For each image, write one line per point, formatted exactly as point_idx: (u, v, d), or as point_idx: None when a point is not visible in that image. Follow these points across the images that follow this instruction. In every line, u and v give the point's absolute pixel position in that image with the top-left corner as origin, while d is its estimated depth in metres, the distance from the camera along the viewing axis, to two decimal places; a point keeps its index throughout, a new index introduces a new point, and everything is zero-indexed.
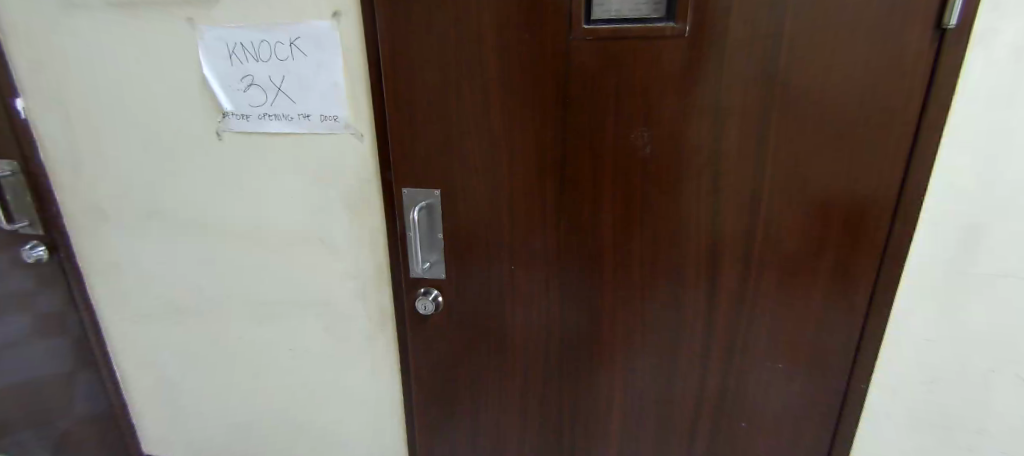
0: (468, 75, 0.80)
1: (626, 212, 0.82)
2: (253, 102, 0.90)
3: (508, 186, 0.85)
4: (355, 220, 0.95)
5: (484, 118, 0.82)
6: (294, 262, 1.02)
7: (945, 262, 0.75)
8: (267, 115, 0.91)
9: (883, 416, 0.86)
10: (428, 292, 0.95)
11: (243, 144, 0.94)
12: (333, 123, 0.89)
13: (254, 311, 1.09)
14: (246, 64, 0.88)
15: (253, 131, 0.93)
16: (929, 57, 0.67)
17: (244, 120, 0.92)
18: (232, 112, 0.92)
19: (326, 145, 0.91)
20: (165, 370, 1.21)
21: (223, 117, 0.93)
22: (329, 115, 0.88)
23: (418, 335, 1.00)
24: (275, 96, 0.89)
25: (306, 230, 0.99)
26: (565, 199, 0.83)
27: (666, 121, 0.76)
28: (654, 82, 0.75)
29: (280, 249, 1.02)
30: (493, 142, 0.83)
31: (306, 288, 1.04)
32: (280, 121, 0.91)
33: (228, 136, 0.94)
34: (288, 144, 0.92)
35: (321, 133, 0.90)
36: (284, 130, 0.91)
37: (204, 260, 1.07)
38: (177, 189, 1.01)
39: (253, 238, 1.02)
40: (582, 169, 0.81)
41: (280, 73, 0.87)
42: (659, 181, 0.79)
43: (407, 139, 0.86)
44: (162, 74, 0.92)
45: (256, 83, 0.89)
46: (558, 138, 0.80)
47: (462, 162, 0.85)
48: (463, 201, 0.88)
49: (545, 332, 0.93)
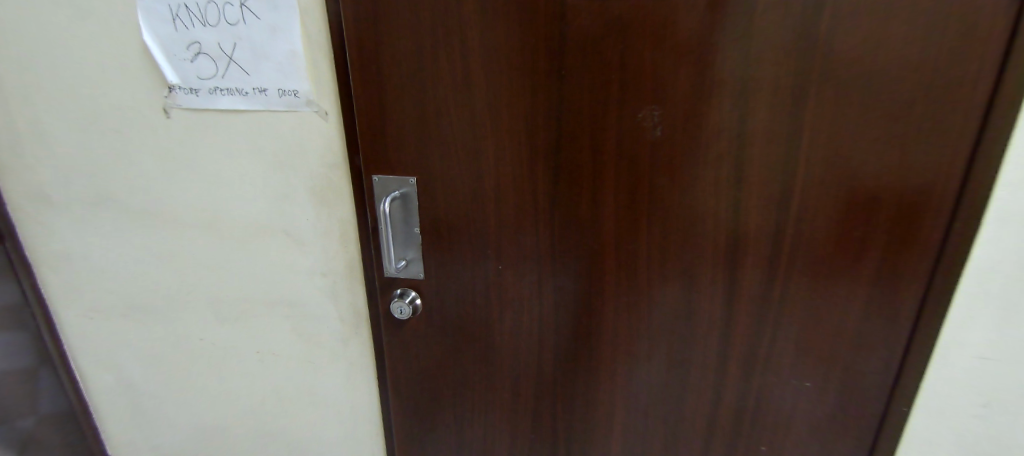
0: (445, 40, 0.67)
1: (633, 206, 0.70)
2: (202, 75, 0.78)
3: (494, 175, 0.73)
4: (322, 212, 0.84)
5: (465, 93, 0.69)
6: (257, 258, 0.91)
7: (1014, 269, 0.62)
8: (218, 89, 0.79)
9: (924, 443, 0.74)
10: (404, 294, 0.83)
11: (195, 123, 0.83)
12: (293, 99, 0.76)
13: (217, 310, 0.99)
14: (191, 29, 0.75)
15: (204, 107, 0.81)
16: (1012, 15, 0.53)
17: (193, 95, 0.80)
18: (179, 85, 0.80)
19: (287, 124, 0.79)
20: (127, 370, 1.11)
21: (169, 91, 0.81)
22: (287, 89, 0.76)
23: (395, 342, 0.89)
24: (226, 67, 0.77)
25: (268, 221, 0.87)
26: (560, 190, 0.71)
27: (681, 97, 0.64)
28: (664, 50, 0.63)
29: (241, 243, 0.91)
30: (477, 122, 0.70)
31: (272, 286, 0.93)
32: (233, 96, 0.79)
33: (178, 114, 0.83)
34: (245, 123, 0.81)
35: (280, 111, 0.78)
36: (240, 107, 0.79)
37: (160, 254, 0.96)
38: (125, 175, 0.90)
39: (212, 230, 0.91)
40: (581, 155, 0.69)
41: (231, 40, 0.74)
42: (669, 167, 0.67)
43: (378, 118, 0.74)
44: (101, 42, 0.80)
45: (204, 52, 0.76)
46: (551, 118, 0.68)
47: (440, 145, 0.73)
48: (442, 192, 0.76)
49: (537, 340, 0.82)
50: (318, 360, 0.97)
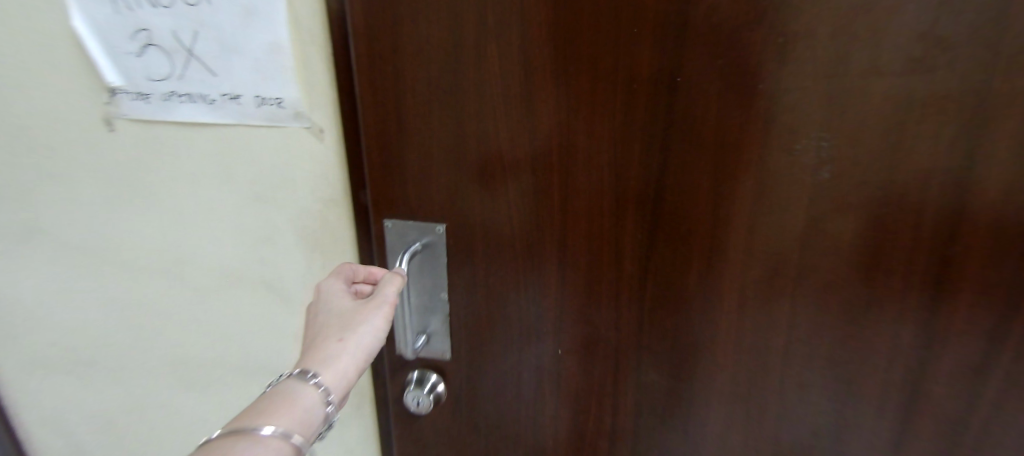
0: (494, 26, 0.43)
1: (772, 292, 0.45)
2: (153, 75, 0.56)
3: (560, 229, 0.49)
4: (316, 260, 0.62)
5: (522, 108, 0.45)
6: (232, 312, 0.70)
7: None
8: (174, 94, 0.57)
9: None
10: (424, 380, 0.61)
11: (145, 139, 0.61)
12: (275, 110, 0.54)
13: (184, 372, 0.77)
14: (137, 10, 0.54)
15: (158, 118, 0.59)
16: None
17: (142, 101, 0.59)
18: (123, 88, 0.58)
19: (268, 144, 0.57)
20: (75, 434, 0.91)
21: (111, 95, 0.59)
22: (267, 96, 0.54)
23: (407, 433, 0.67)
24: (184, 64, 0.55)
25: (247, 269, 0.66)
26: (655, 261, 0.48)
27: (886, 124, 0.36)
28: (874, 47, 0.35)
29: (211, 293, 0.69)
30: (537, 152, 0.46)
31: (251, 347, 0.72)
32: (195, 104, 0.57)
33: (124, 126, 0.61)
34: (212, 140, 0.59)
35: (258, 126, 0.56)
36: (205, 119, 0.58)
37: (109, 302, 0.75)
38: (60, 202, 0.69)
39: (174, 277, 0.70)
40: (697, 208, 0.44)
41: (189, 26, 0.52)
42: (846, 247, 0.41)
43: (391, 140, 0.50)
44: (17, 28, 0.59)
45: (155, 43, 0.55)
46: (654, 150, 0.43)
47: (479, 189, 0.49)
48: (481, 247, 0.52)
49: (603, 446, 0.60)
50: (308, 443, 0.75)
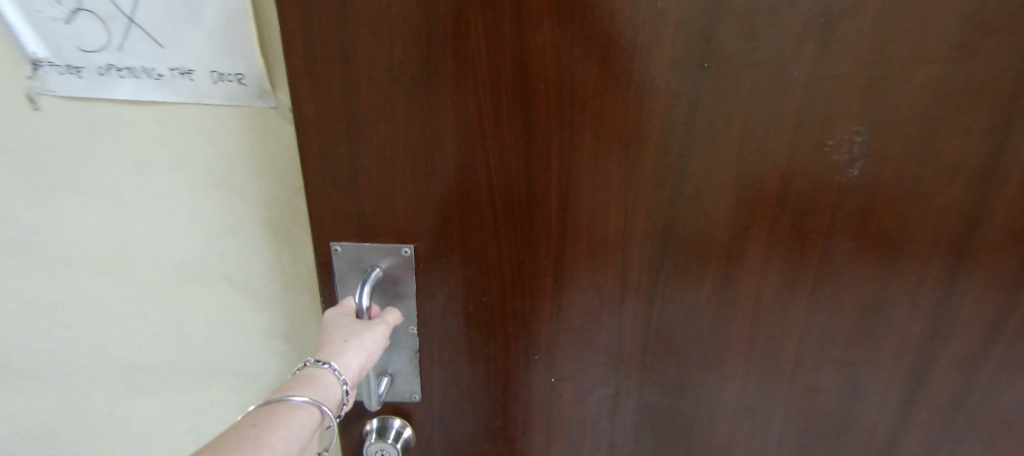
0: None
1: (787, 300, 0.42)
2: (85, 41, 0.44)
3: (558, 242, 0.41)
4: (282, 259, 0.54)
5: (517, 97, 0.36)
6: (173, 325, 0.58)
7: None
8: (111, 67, 0.45)
9: None
10: (388, 429, 0.50)
11: (83, 122, 0.48)
12: (235, 88, 0.45)
13: (114, 400, 0.64)
14: None
15: (87, 97, 0.46)
16: None
17: (71, 76, 0.45)
18: (48, 59, 0.45)
19: (220, 124, 0.47)
20: None
21: (32, 69, 0.45)
22: (228, 71, 0.44)
23: None
24: (126, 31, 0.43)
25: (204, 276, 0.55)
26: (668, 278, 0.42)
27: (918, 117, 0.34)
28: (920, 35, 0.32)
29: (146, 303, 0.57)
30: (535, 152, 0.38)
31: (199, 361, 0.61)
32: (139, 81, 0.45)
33: (54, 105, 0.47)
34: (156, 119, 0.47)
35: (215, 107, 0.46)
36: (151, 98, 0.46)
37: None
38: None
39: (112, 289, 0.56)
40: (718, 210, 0.39)
41: None
42: (865, 248, 0.39)
43: (338, 139, 0.38)
44: None
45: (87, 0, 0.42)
46: (674, 148, 0.37)
47: (460, 205, 0.40)
48: (461, 269, 0.43)
49: None
50: None
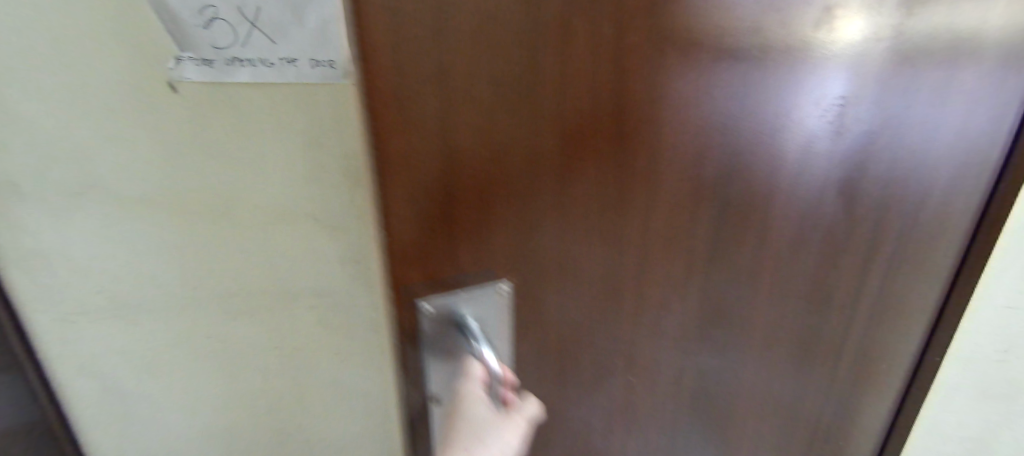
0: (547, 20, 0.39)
1: (743, 229, 0.58)
2: (218, 42, 0.68)
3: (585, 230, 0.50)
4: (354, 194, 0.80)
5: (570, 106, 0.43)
6: (277, 248, 0.83)
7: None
8: (237, 60, 0.69)
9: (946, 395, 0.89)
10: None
11: (214, 89, 0.72)
12: (328, 70, 0.71)
13: (212, 323, 0.89)
14: None
15: (218, 80, 0.71)
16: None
17: (205, 66, 0.70)
18: (192, 55, 0.69)
19: (327, 99, 0.73)
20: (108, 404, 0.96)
21: (178, 61, 0.70)
22: (322, 59, 0.70)
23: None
24: (247, 33, 0.68)
25: (294, 217, 0.80)
26: (662, 240, 0.55)
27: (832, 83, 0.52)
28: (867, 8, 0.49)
29: (258, 235, 0.81)
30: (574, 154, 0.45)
31: (291, 277, 0.85)
32: (253, 69, 0.70)
33: (191, 70, 0.70)
34: (270, 98, 0.72)
35: (317, 83, 0.72)
36: (268, 79, 0.71)
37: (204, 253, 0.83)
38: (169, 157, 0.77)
39: (231, 231, 0.81)
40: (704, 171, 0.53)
41: (254, 3, 0.66)
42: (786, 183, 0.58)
43: (417, 154, 0.40)
44: None
45: (220, 15, 0.66)
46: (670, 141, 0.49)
47: (516, 208, 0.46)
48: (519, 257, 0.49)
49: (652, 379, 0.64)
50: (347, 351, 0.93)
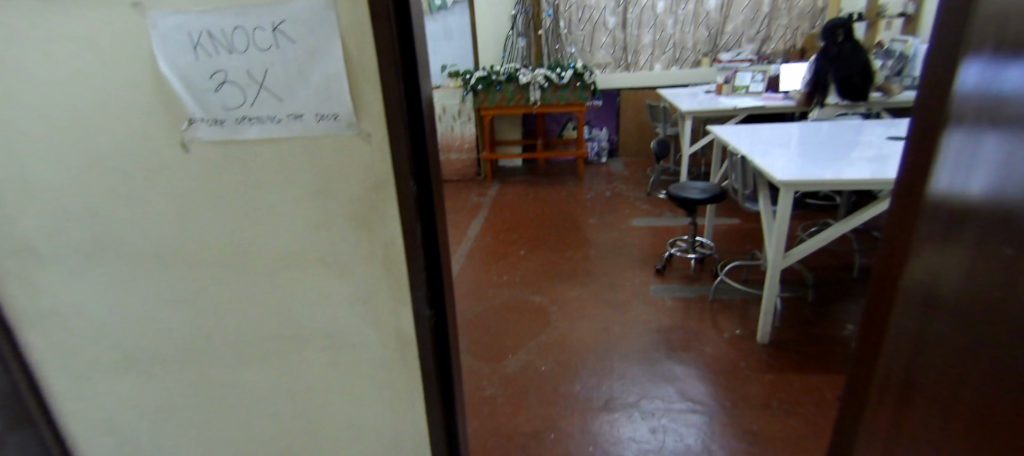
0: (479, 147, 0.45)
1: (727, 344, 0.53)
2: (227, 104, 0.72)
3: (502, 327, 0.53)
4: (363, 236, 0.78)
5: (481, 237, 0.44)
6: (289, 292, 0.83)
7: None
8: (246, 119, 0.73)
9: None
10: None
11: (225, 147, 0.75)
12: (332, 124, 0.71)
13: (221, 365, 0.89)
14: (217, 57, 0.69)
15: (228, 139, 0.74)
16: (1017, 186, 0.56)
17: (217, 126, 0.73)
18: (201, 117, 0.73)
19: (331, 149, 0.73)
20: (125, 446, 0.97)
21: (188, 124, 0.73)
22: (326, 114, 0.71)
23: None
24: (256, 94, 0.71)
25: (303, 260, 0.80)
26: None
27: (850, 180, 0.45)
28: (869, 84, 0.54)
29: (266, 279, 0.82)
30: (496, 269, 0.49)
31: (300, 320, 0.84)
32: (262, 125, 0.73)
33: (204, 130, 0.74)
34: (276, 151, 0.74)
35: (320, 137, 0.72)
36: (273, 136, 0.73)
37: (211, 297, 0.84)
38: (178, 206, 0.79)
39: (235, 276, 0.82)
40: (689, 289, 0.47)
41: (261, 66, 0.69)
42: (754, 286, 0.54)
43: None
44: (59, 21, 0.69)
45: (230, 79, 0.71)
46: None
47: None
48: None
49: None
50: (359, 393, 0.90)
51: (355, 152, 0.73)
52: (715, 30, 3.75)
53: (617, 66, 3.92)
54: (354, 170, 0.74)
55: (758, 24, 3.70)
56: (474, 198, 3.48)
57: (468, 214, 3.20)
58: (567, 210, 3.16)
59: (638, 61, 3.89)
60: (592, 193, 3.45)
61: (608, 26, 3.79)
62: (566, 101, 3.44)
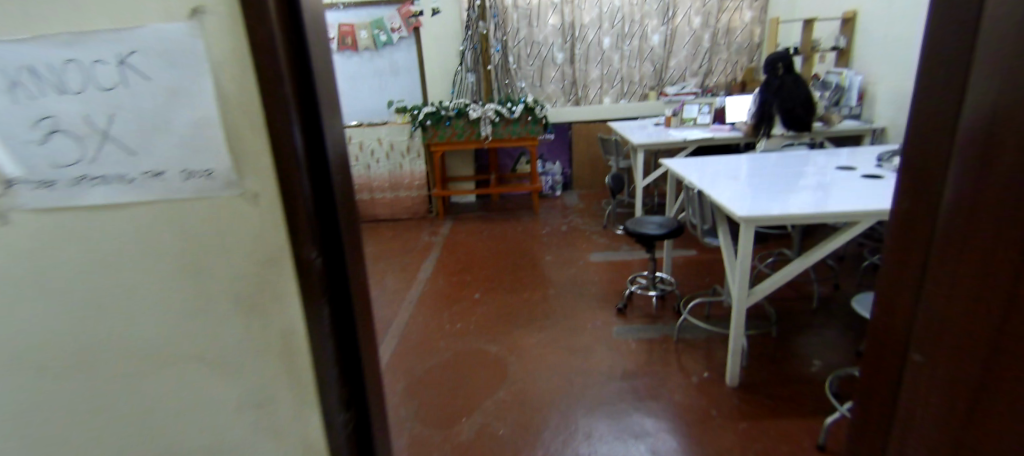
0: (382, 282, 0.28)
1: None
2: (58, 160, 0.52)
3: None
4: (257, 328, 0.57)
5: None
6: (155, 398, 0.62)
7: None
8: (86, 179, 0.52)
9: None
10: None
11: (59, 217, 0.54)
12: (206, 182, 0.51)
13: None
14: (42, 97, 0.50)
15: (61, 206, 0.53)
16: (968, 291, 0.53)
17: (45, 189, 0.53)
18: (22, 177, 0.53)
19: (202, 218, 0.53)
20: None
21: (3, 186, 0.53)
22: (197, 170, 0.51)
23: None
24: (98, 146, 0.51)
25: (177, 359, 0.59)
26: None
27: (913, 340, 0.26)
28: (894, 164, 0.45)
29: (121, 383, 0.61)
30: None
31: (170, 432, 0.63)
32: (108, 187, 0.53)
33: (25, 193, 0.53)
34: (129, 220, 0.53)
35: (189, 201, 0.52)
36: (124, 202, 0.53)
37: (40, 408, 0.62)
38: None
39: (79, 383, 0.61)
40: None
41: (104, 109, 0.50)
42: None
43: None
44: None
45: (61, 128, 0.51)
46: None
47: None
48: None
49: None
50: None
51: (238, 219, 0.52)
52: (660, 65, 3.84)
53: (567, 100, 3.93)
54: (236, 244, 0.53)
55: (700, 59, 3.83)
56: (426, 238, 3.29)
57: (420, 255, 3.01)
58: (524, 247, 3.04)
59: (587, 94, 3.92)
60: (548, 227, 3.34)
61: (556, 61, 3.81)
62: (518, 135, 3.38)
